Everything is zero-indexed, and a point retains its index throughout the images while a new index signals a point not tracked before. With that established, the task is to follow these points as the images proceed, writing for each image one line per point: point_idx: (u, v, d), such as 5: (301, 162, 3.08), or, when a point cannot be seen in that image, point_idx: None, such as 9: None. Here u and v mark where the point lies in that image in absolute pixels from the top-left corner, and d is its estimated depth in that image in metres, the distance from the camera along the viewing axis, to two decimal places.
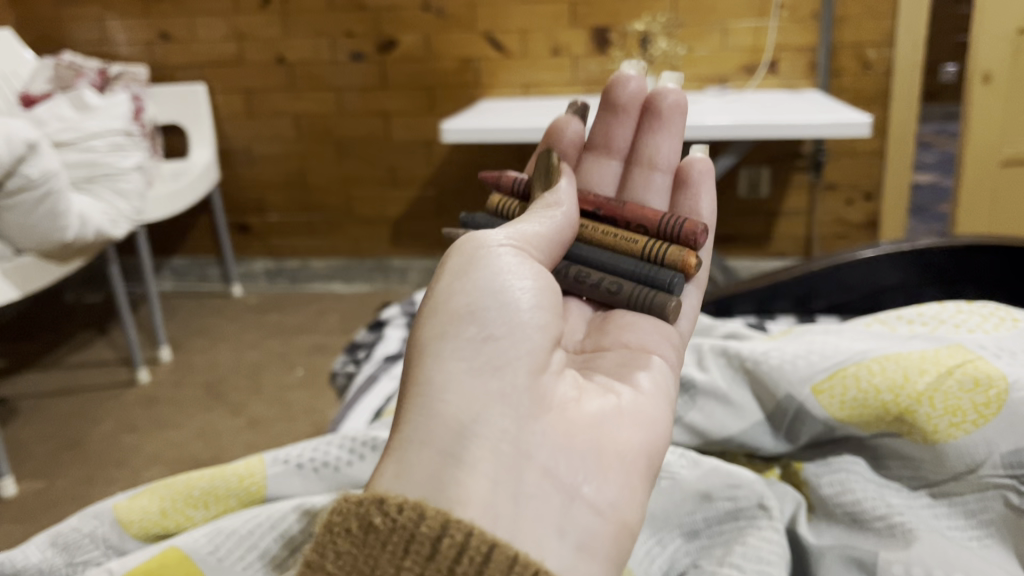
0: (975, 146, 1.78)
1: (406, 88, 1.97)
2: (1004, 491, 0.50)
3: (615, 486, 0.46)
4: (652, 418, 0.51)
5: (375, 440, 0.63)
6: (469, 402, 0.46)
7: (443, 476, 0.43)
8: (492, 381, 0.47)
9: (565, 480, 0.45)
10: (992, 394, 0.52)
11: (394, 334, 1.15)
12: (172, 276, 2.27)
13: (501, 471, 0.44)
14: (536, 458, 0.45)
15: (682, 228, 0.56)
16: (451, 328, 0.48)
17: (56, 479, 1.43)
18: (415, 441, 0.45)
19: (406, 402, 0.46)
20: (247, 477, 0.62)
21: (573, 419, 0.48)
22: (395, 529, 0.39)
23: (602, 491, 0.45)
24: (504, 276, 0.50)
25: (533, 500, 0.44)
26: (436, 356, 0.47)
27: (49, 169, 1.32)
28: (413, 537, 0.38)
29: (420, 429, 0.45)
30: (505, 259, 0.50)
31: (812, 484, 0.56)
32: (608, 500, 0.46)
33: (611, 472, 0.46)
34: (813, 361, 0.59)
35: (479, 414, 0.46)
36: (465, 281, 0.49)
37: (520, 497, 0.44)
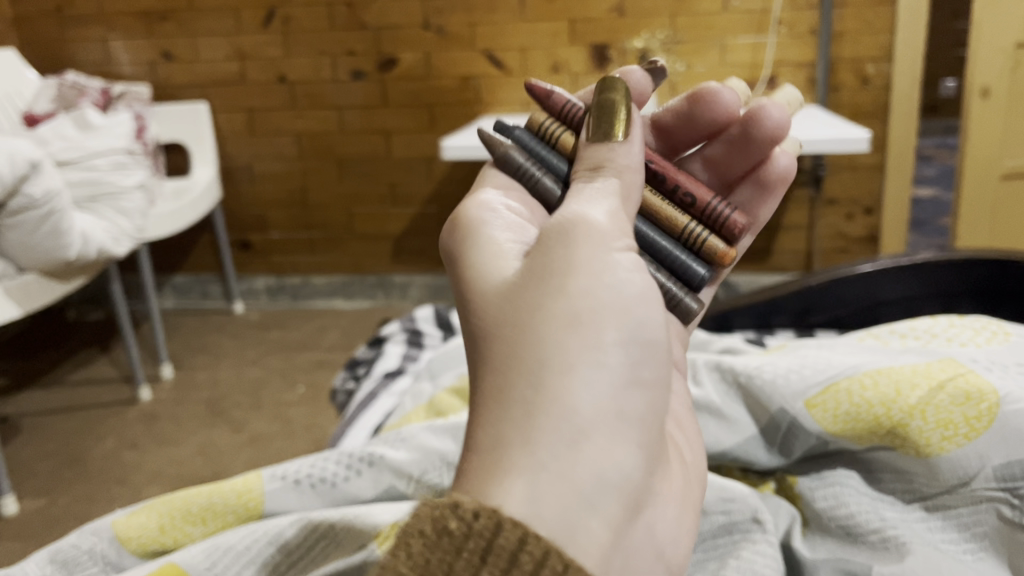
0: (974, 159, 1.79)
1: (407, 105, 1.98)
2: (996, 504, 0.49)
3: (682, 543, 0.44)
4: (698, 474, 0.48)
5: (372, 454, 0.63)
6: (613, 438, 0.39)
7: (570, 517, 0.36)
8: (628, 416, 0.40)
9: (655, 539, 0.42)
10: (983, 407, 0.52)
11: (394, 351, 1.15)
12: (174, 293, 2.28)
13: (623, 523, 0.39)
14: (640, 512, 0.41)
15: (725, 221, 0.52)
16: (594, 332, 0.39)
17: (58, 497, 1.43)
18: (552, 462, 0.36)
19: (536, 403, 0.38)
20: (245, 493, 0.62)
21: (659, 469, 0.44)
22: (478, 540, 0.33)
23: (677, 551, 0.43)
24: (644, 283, 0.42)
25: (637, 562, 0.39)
26: (573, 378, 0.38)
27: (52, 188, 1.33)
28: (511, 558, 0.33)
29: (558, 458, 0.37)
30: (638, 275, 0.42)
31: (806, 497, 0.56)
32: (672, 556, 0.43)
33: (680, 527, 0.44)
34: (805, 376, 0.59)
35: (615, 458, 0.39)
36: (605, 276, 0.41)
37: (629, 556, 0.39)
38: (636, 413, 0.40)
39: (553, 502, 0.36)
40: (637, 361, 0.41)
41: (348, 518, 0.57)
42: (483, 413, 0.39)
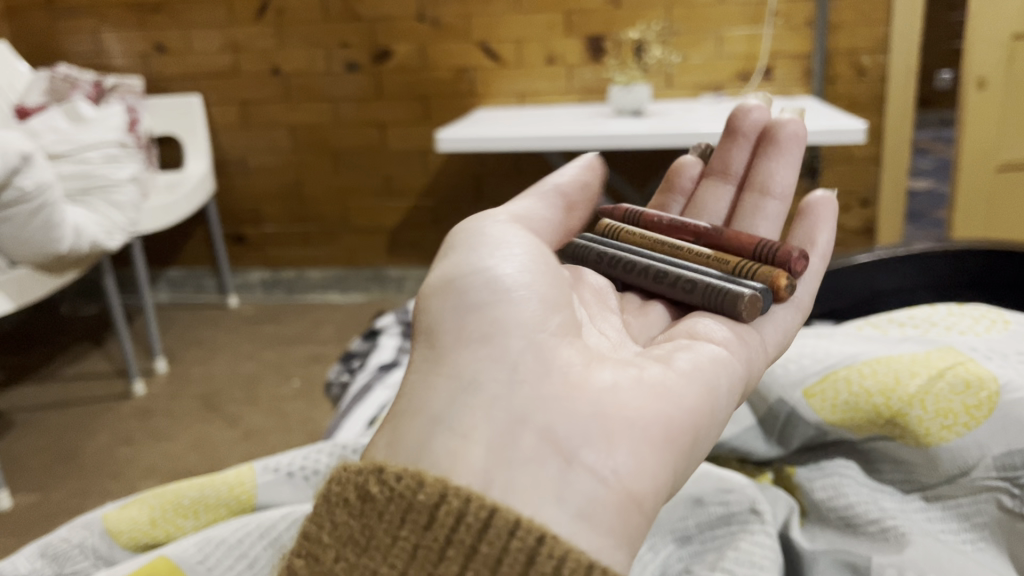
0: (971, 151, 1.78)
1: (402, 98, 1.97)
2: (996, 494, 0.49)
3: (623, 450, 0.43)
4: (682, 401, 0.46)
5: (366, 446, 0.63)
6: (461, 367, 0.47)
7: (427, 441, 0.44)
8: (486, 351, 0.48)
9: (565, 445, 0.43)
10: (983, 396, 0.52)
11: (388, 343, 1.15)
12: (168, 287, 2.27)
13: (493, 435, 0.44)
14: (533, 423, 0.44)
15: (776, 254, 0.57)
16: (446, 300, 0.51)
17: (51, 492, 1.42)
18: (413, 411, 0.47)
19: (415, 370, 0.49)
20: (237, 487, 0.62)
21: (581, 387, 0.46)
22: (393, 499, 0.39)
23: (597, 452, 0.43)
24: (498, 249, 0.53)
25: (529, 466, 0.43)
26: (434, 347, 0.49)
27: (44, 181, 1.32)
28: (412, 506, 0.39)
29: (421, 404, 0.47)
30: (486, 252, 0.52)
31: (805, 488, 0.56)
32: (594, 460, 0.43)
33: (620, 441, 0.44)
34: (805, 365, 0.59)
35: (469, 382, 0.46)
36: (457, 260, 0.53)
37: (515, 463, 0.43)
38: (500, 352, 0.47)
39: (415, 435, 0.45)
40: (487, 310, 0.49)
41: None
42: None
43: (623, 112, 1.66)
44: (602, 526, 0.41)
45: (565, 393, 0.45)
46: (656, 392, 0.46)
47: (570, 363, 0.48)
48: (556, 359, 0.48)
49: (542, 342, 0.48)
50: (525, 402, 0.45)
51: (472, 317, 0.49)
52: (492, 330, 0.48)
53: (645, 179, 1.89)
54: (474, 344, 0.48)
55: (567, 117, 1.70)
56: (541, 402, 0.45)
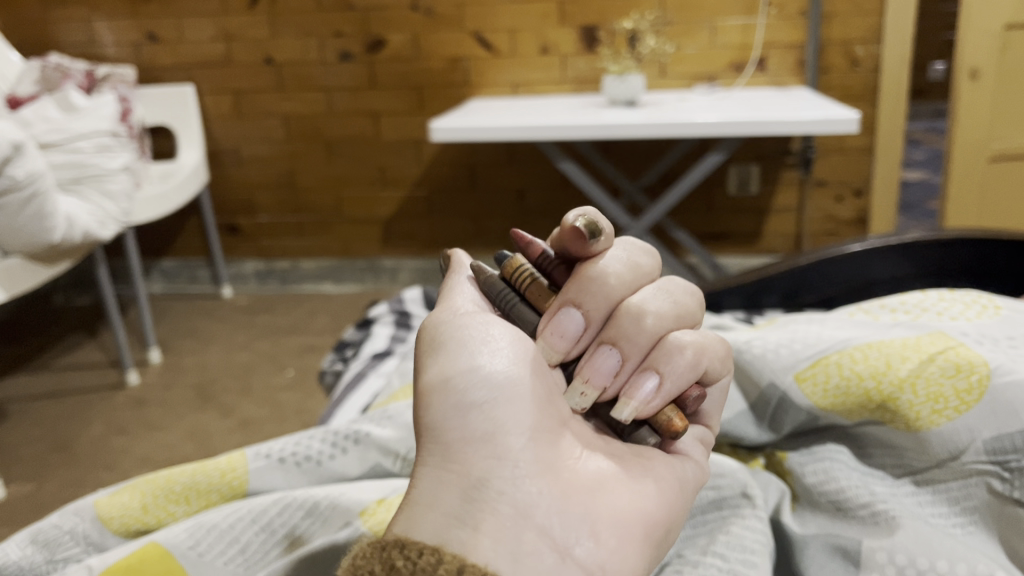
0: (965, 141, 1.78)
1: (395, 88, 1.97)
2: (986, 478, 0.49)
3: (613, 550, 0.37)
4: (656, 494, 0.41)
5: (357, 433, 0.63)
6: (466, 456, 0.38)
7: (442, 533, 0.35)
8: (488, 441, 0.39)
9: (561, 539, 0.37)
10: (973, 379, 0.52)
11: (382, 333, 1.15)
12: (161, 279, 2.26)
13: (502, 527, 0.36)
14: (535, 517, 0.37)
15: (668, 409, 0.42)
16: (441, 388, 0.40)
17: (45, 482, 1.42)
18: (419, 500, 0.37)
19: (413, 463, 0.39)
20: (229, 472, 0.61)
21: (577, 479, 0.39)
22: (417, 573, 0.32)
23: (597, 553, 0.37)
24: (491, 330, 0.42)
25: (531, 560, 0.35)
26: (435, 429, 0.39)
27: (35, 170, 1.32)
28: None
29: (424, 491, 0.37)
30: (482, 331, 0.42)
31: (796, 473, 0.56)
32: (590, 561, 0.37)
33: (606, 535, 0.38)
34: (796, 349, 0.59)
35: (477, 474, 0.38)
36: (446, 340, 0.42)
37: (520, 557, 0.35)
38: (506, 434, 0.39)
39: (423, 531, 0.36)
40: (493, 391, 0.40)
41: (331, 497, 0.56)
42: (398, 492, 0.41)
43: (617, 102, 1.66)
44: None
45: (563, 484, 0.38)
46: (644, 492, 0.41)
47: (569, 453, 0.40)
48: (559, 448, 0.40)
49: (546, 429, 0.40)
50: (527, 492, 0.37)
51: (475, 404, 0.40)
52: (500, 412, 0.39)
53: (639, 168, 1.89)
54: (479, 428, 0.39)
55: (562, 106, 1.70)
56: (542, 491, 0.38)
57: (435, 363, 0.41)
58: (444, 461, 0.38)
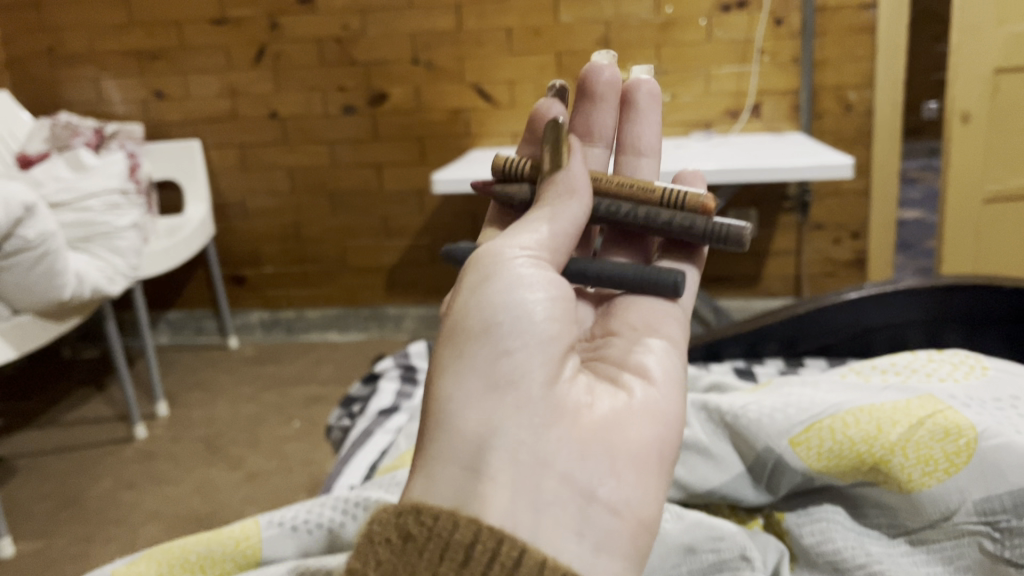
0: (960, 184, 1.81)
1: (397, 140, 2.01)
2: (978, 538, 0.50)
3: (630, 485, 0.45)
4: (665, 418, 0.49)
5: (368, 499, 0.62)
6: (489, 413, 0.45)
7: (464, 487, 0.43)
8: (511, 397, 0.46)
9: (582, 483, 0.44)
10: (962, 442, 0.53)
11: (388, 388, 1.16)
12: (168, 330, 2.28)
13: (519, 480, 0.43)
14: (555, 464, 0.44)
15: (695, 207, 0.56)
16: (472, 342, 0.47)
17: (55, 538, 1.43)
18: (440, 450, 0.45)
19: (436, 411, 0.46)
20: (243, 541, 0.61)
21: (590, 423, 0.46)
22: (431, 537, 0.40)
23: (614, 491, 0.45)
24: (518, 288, 0.48)
25: (552, 507, 0.43)
26: (469, 377, 0.46)
27: (46, 230, 1.35)
28: (448, 544, 0.39)
29: (453, 442, 0.45)
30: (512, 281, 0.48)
31: (794, 533, 0.57)
32: (608, 497, 0.44)
33: (624, 472, 0.45)
34: (790, 414, 0.60)
35: (498, 429, 0.45)
36: (480, 294, 0.48)
37: (538, 504, 0.43)
38: (524, 392, 0.46)
39: (443, 488, 0.44)
40: (521, 346, 0.47)
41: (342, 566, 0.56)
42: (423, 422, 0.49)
43: None
44: (617, 557, 0.44)
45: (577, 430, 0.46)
46: (647, 425, 0.48)
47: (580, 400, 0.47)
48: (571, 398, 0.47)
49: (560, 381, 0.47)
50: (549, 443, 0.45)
51: (500, 362, 0.46)
52: (519, 361, 0.46)
53: None
54: (501, 378, 0.46)
55: None
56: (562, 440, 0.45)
57: (473, 309, 0.48)
58: (480, 409, 0.45)
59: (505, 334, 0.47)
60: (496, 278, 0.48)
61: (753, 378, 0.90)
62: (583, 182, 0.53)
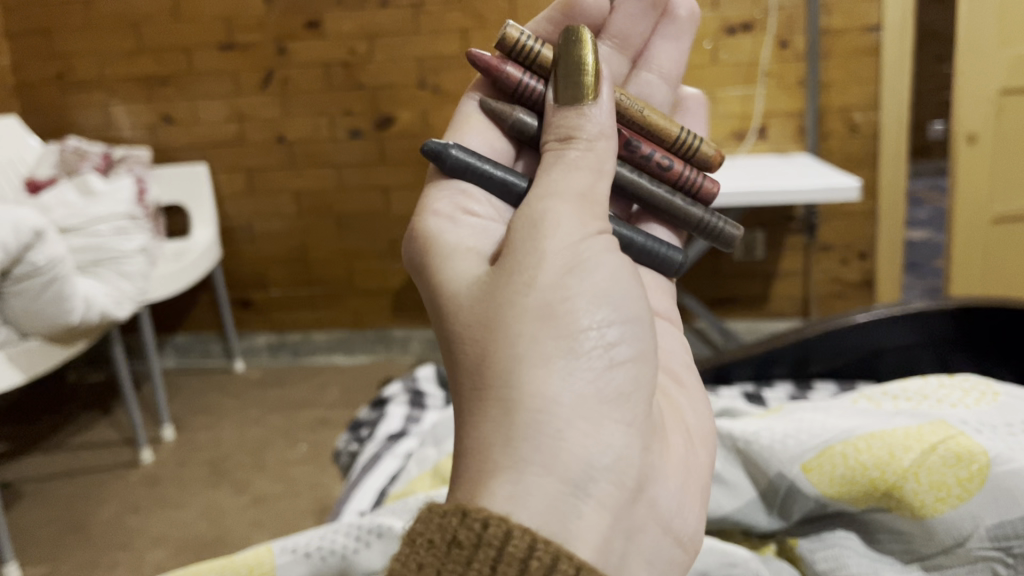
0: (965, 204, 1.82)
1: (404, 164, 2.02)
2: (991, 563, 0.50)
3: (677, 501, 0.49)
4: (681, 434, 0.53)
5: (381, 525, 0.60)
6: (593, 425, 0.44)
7: (566, 506, 0.41)
8: (608, 412, 0.45)
9: (649, 500, 0.47)
10: (974, 468, 0.53)
11: (396, 412, 1.17)
12: (175, 354, 2.29)
13: (617, 501, 0.44)
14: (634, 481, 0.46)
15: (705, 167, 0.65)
16: (568, 346, 0.45)
17: (60, 563, 1.43)
18: (540, 457, 0.42)
19: (528, 412, 0.42)
20: (256, 566, 0.59)
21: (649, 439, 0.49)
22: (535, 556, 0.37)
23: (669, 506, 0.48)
24: (602, 293, 0.47)
25: (634, 525, 0.45)
26: (553, 378, 0.44)
27: (55, 255, 1.36)
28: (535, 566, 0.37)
29: (543, 451, 0.42)
30: (597, 279, 0.47)
31: (807, 559, 0.57)
32: (666, 512, 0.48)
33: (662, 493, 0.48)
34: (801, 440, 0.60)
35: (599, 445, 0.44)
36: (572, 289, 0.46)
37: (626, 524, 0.45)
38: (617, 408, 0.46)
39: (545, 495, 0.41)
40: (613, 358, 0.46)
41: None
42: (475, 410, 0.44)
43: None
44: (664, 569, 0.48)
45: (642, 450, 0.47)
46: (678, 441, 0.52)
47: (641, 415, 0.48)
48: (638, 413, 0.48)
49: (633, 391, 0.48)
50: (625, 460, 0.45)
51: (594, 371, 0.45)
52: (603, 371, 0.45)
53: None
54: (587, 387, 0.44)
55: None
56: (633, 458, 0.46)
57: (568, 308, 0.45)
58: (568, 416, 0.43)
59: (593, 339, 0.45)
60: (580, 271, 0.46)
61: (762, 404, 0.91)
62: (608, 117, 0.54)
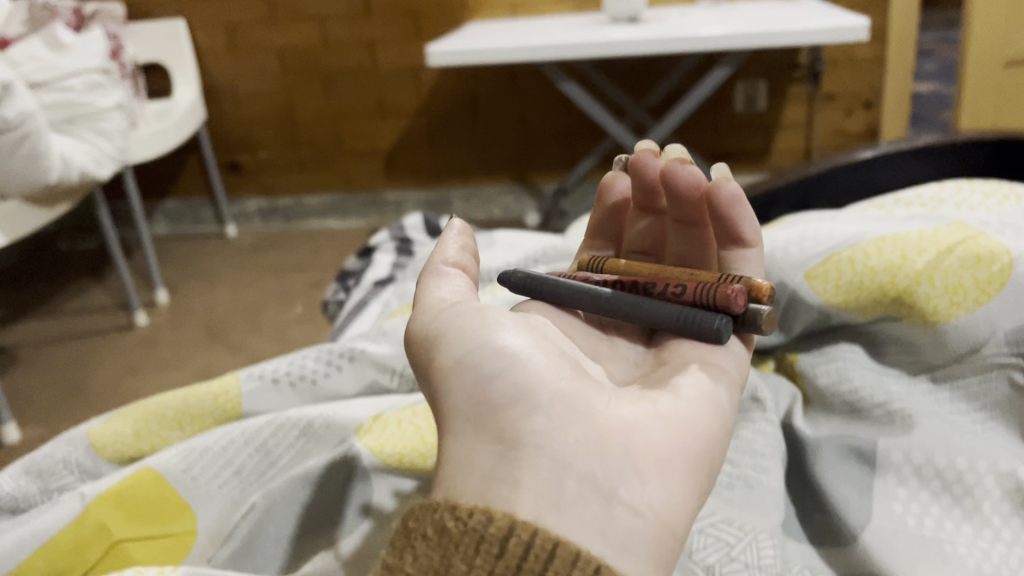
0: (978, 47, 1.72)
1: (391, 15, 1.91)
2: (1008, 371, 0.47)
3: (663, 482, 0.36)
4: (695, 426, 0.38)
5: (353, 349, 0.57)
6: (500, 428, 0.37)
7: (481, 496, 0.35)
8: (517, 407, 0.38)
9: (606, 480, 0.35)
10: (995, 269, 0.49)
11: (383, 260, 1.12)
12: (167, 220, 2.23)
13: (539, 481, 0.35)
14: (576, 462, 0.35)
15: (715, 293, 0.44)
16: (462, 373, 0.39)
17: (59, 424, 1.42)
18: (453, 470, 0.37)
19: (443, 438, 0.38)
20: (221, 395, 0.56)
21: (614, 421, 0.37)
22: (467, 530, 0.32)
23: (650, 489, 0.35)
24: (482, 325, 0.41)
25: (573, 505, 0.34)
26: (456, 403, 0.39)
27: (25, 110, 1.27)
28: (483, 537, 0.32)
29: (456, 463, 0.37)
30: (464, 318, 0.41)
31: (807, 375, 0.54)
32: (645, 497, 0.35)
33: (650, 472, 0.36)
34: (806, 246, 0.56)
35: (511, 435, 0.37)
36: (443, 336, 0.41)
37: (560, 503, 0.34)
38: (532, 398, 0.38)
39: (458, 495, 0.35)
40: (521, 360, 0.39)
41: (325, 415, 0.52)
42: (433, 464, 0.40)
43: (619, 18, 1.60)
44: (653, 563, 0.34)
45: (595, 426, 0.37)
46: (691, 421, 0.39)
47: (601, 397, 0.39)
48: (590, 395, 0.38)
49: (575, 385, 0.39)
50: (560, 440, 0.36)
51: (492, 385, 0.39)
52: (520, 378, 0.39)
53: (645, 87, 1.86)
54: (495, 396, 0.38)
55: (561, 26, 1.64)
56: (574, 439, 0.36)
57: (443, 350, 0.41)
58: (475, 429, 0.38)
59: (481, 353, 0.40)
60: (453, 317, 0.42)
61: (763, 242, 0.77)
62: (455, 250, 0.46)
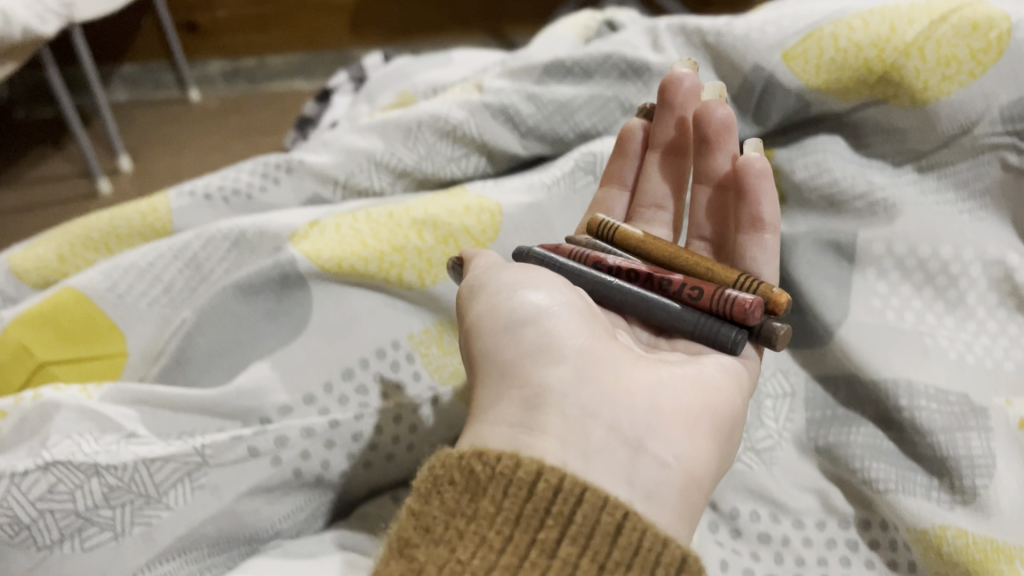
0: None
1: None
2: (1002, 152, 0.44)
3: (688, 437, 0.33)
4: (719, 388, 0.36)
5: (291, 161, 0.52)
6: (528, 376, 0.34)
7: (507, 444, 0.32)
8: (545, 360, 0.35)
9: (634, 431, 0.33)
10: (993, 37, 0.44)
11: (342, 101, 1.06)
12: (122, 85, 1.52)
13: (566, 430, 0.32)
14: (604, 413, 0.33)
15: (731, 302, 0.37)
16: (495, 323, 0.36)
17: None
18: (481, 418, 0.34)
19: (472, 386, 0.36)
20: (150, 213, 0.51)
21: (640, 378, 0.35)
22: (495, 476, 0.29)
23: (676, 444, 0.33)
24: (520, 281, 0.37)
25: (601, 455, 0.32)
26: (487, 352, 0.36)
27: None
28: (512, 481, 0.29)
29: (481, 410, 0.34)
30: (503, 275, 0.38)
31: (785, 172, 0.49)
32: (670, 450, 0.33)
33: (678, 426, 0.33)
34: (783, 25, 0.49)
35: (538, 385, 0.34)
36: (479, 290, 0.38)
37: (588, 453, 0.32)
38: (561, 348, 0.35)
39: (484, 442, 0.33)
40: (554, 310, 0.36)
41: (254, 224, 0.47)
42: None
43: None
44: (675, 515, 0.32)
45: (621, 381, 0.34)
46: (715, 381, 0.36)
47: (626, 356, 0.36)
48: (617, 353, 0.36)
49: (602, 340, 0.36)
50: (587, 394, 0.34)
51: (521, 335, 0.36)
52: (552, 329, 0.36)
53: None
54: (527, 346, 0.35)
55: None
56: (602, 391, 0.34)
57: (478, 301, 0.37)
58: (502, 379, 0.35)
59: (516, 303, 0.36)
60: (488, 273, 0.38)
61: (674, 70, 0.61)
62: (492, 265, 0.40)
